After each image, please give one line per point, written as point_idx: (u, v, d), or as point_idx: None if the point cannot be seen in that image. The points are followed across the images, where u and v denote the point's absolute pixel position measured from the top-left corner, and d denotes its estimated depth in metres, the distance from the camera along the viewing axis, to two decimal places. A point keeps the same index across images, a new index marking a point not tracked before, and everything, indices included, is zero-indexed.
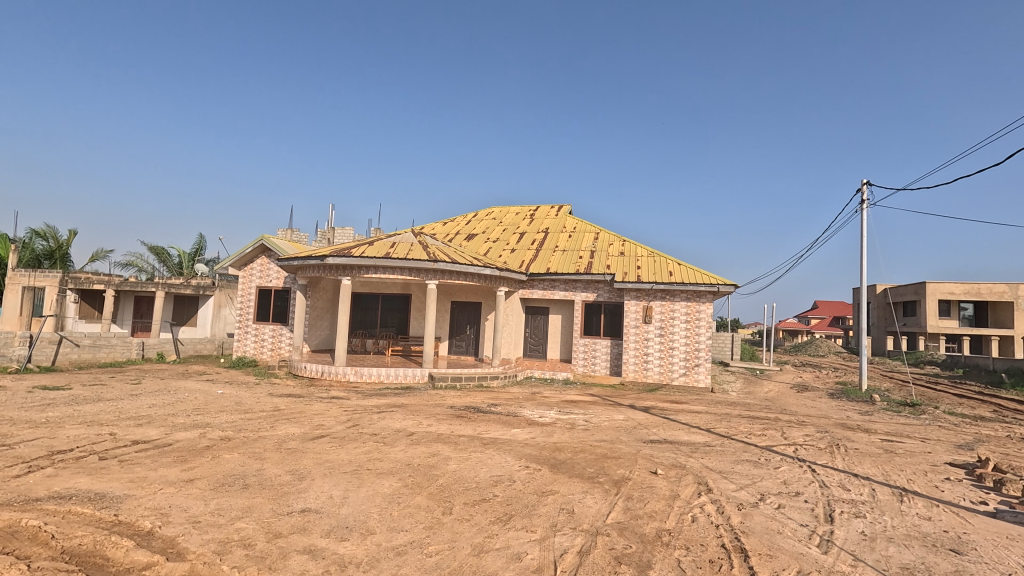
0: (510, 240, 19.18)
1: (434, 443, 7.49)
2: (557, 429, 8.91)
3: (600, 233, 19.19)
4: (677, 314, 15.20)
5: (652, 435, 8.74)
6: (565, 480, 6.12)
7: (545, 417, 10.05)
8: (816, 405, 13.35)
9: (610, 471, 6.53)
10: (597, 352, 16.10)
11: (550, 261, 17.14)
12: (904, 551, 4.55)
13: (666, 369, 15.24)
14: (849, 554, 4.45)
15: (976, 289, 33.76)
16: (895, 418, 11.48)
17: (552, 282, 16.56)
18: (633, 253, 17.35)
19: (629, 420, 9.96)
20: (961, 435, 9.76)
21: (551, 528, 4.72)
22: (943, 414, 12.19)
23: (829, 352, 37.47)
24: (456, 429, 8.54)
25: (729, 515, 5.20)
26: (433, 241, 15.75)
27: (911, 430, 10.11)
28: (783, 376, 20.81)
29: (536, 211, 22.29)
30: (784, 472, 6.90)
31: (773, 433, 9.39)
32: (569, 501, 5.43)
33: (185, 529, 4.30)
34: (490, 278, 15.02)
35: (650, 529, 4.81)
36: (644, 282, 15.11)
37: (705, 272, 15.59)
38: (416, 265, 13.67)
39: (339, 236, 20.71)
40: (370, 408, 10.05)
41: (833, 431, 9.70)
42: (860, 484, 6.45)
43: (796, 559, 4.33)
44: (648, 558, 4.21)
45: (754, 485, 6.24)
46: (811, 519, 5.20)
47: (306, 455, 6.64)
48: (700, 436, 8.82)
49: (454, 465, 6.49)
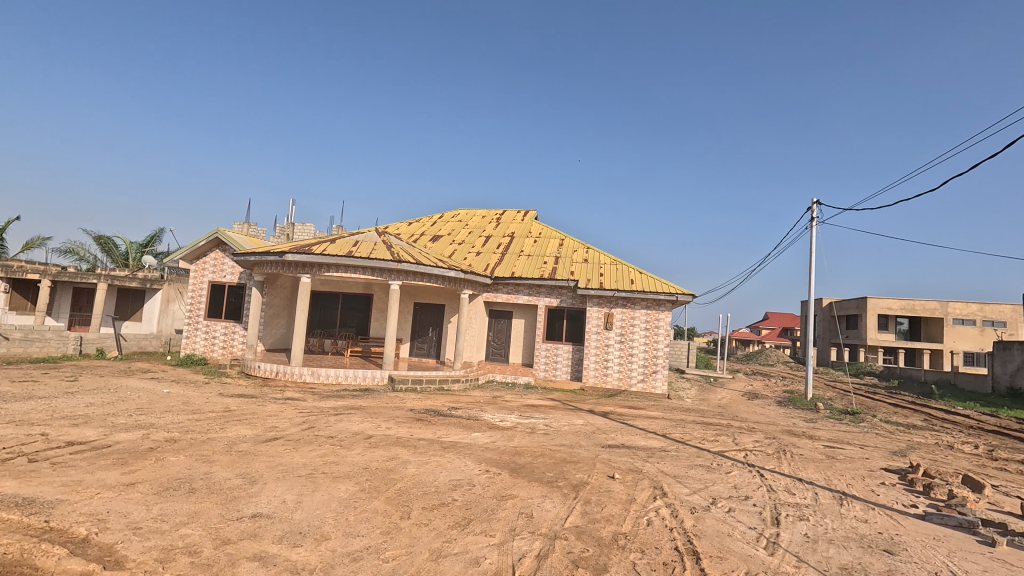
0: (475, 243, 19.16)
1: (393, 447, 7.38)
2: (517, 433, 8.93)
3: (565, 239, 19.42)
4: (637, 322, 15.55)
5: (611, 440, 8.89)
6: (525, 484, 6.15)
7: (506, 421, 10.06)
8: (765, 412, 13.91)
9: (568, 475, 6.60)
10: (559, 357, 16.30)
11: (516, 265, 17.22)
12: (843, 552, 4.79)
13: (625, 375, 15.54)
14: (793, 555, 4.66)
15: (911, 305, 36.06)
16: (837, 426, 12.06)
17: (516, 286, 16.61)
18: (597, 260, 17.62)
19: (588, 425, 10.13)
20: (895, 442, 10.40)
21: (509, 532, 4.73)
22: (880, 422, 12.96)
23: (780, 361, 39.23)
24: (416, 432, 8.46)
25: (682, 518, 5.36)
26: (398, 241, 15.54)
27: (851, 437, 10.71)
28: (736, 384, 21.66)
29: (502, 215, 22.38)
30: (735, 476, 7.17)
31: (725, 438, 9.73)
32: (527, 505, 5.46)
33: (124, 536, 4.06)
34: (455, 281, 14.92)
35: (607, 532, 4.89)
36: (607, 290, 15.35)
37: (664, 281, 16.00)
38: (379, 264, 13.42)
39: (299, 232, 20.15)
40: (326, 410, 9.80)
41: (780, 438, 10.15)
42: (804, 489, 6.77)
43: (744, 560, 4.49)
44: (604, 561, 4.28)
45: (707, 489, 6.45)
46: (759, 523, 5.41)
47: (258, 457, 6.40)
48: (657, 441, 9.07)
49: (413, 468, 6.41)
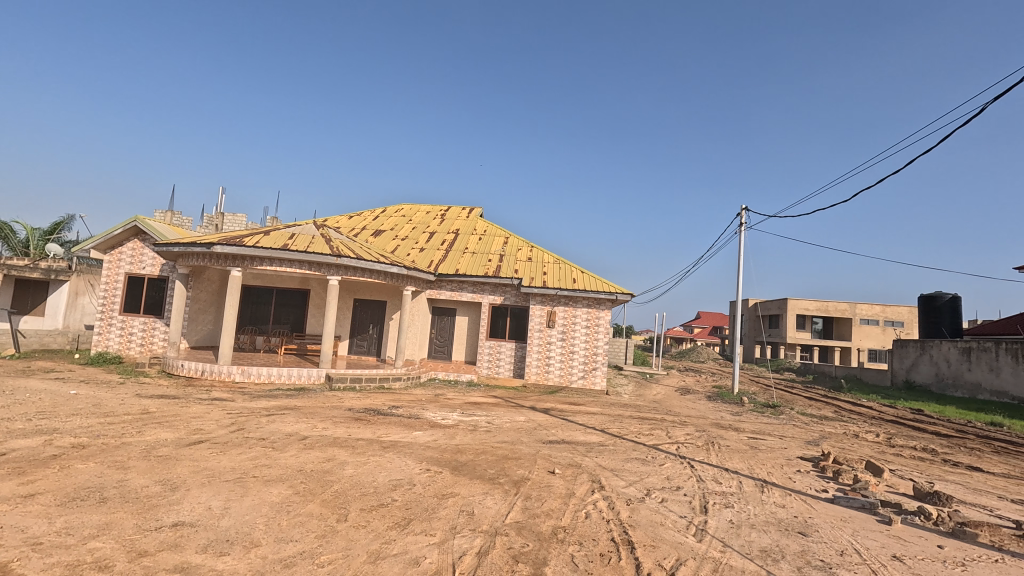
0: (419, 239, 18.86)
1: (330, 448, 7.12)
2: (459, 431, 8.88)
3: (510, 237, 19.52)
4: (579, 320, 15.91)
5: (551, 436, 9.04)
6: (466, 482, 6.14)
7: (448, 419, 9.99)
8: (696, 406, 14.66)
9: (510, 472, 6.65)
10: (502, 354, 16.36)
11: (460, 262, 17.11)
12: (763, 536, 5.14)
13: (565, 372, 15.85)
14: (719, 540, 4.94)
15: (825, 307, 39.19)
16: (760, 419, 12.91)
17: (460, 284, 16.52)
18: (540, 259, 17.84)
19: (530, 422, 10.25)
20: (810, 432, 11.27)
21: (450, 530, 4.70)
22: (797, 414, 14.01)
23: (710, 358, 41.44)
24: (354, 432, 8.22)
25: (619, 510, 5.54)
26: (337, 235, 15.01)
27: (772, 428, 11.49)
28: (670, 380, 22.65)
29: (447, 211, 22.16)
30: (668, 468, 7.51)
31: (659, 432, 10.17)
32: (469, 503, 5.45)
33: (21, 553, 3.67)
34: (397, 277, 14.62)
35: (547, 527, 4.97)
36: (549, 288, 15.58)
37: (604, 280, 16.45)
38: (316, 259, 12.90)
39: (229, 223, 19.01)
40: (258, 410, 9.31)
41: (709, 430, 10.74)
42: (730, 478, 7.20)
43: (675, 548, 4.71)
44: (543, 555, 4.35)
45: (642, 481, 6.72)
46: (689, 511, 5.69)
47: (180, 462, 5.98)
48: (596, 436, 9.33)
49: (351, 469, 6.23)
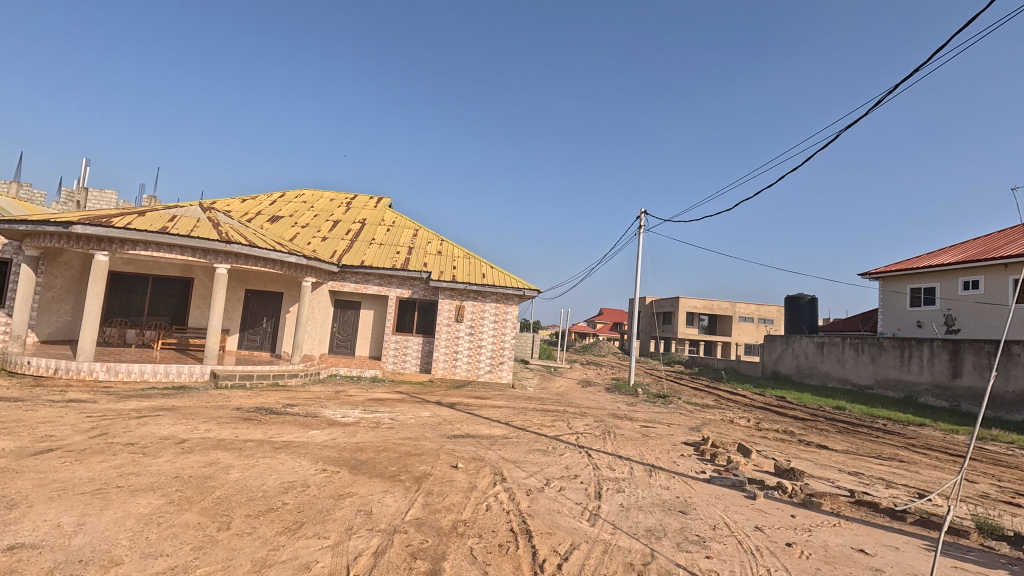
0: (322, 227, 17.87)
1: (213, 451, 6.53)
2: (360, 429, 8.56)
3: (419, 230, 19.14)
4: (487, 315, 16.04)
5: (456, 430, 9.03)
6: (365, 480, 5.94)
7: (349, 416, 9.60)
8: (595, 398, 15.45)
9: (412, 468, 6.55)
10: (408, 349, 16.03)
11: (366, 254, 16.46)
12: (649, 516, 5.55)
13: (473, 367, 15.91)
14: (610, 524, 5.25)
15: (710, 305, 43.05)
16: (652, 408, 13.90)
17: (366, 276, 15.93)
18: (450, 253, 17.70)
19: (435, 417, 10.17)
20: (693, 419, 12.35)
21: (345, 532, 4.52)
22: (683, 403, 15.29)
23: (611, 352, 43.82)
24: (242, 433, 7.61)
25: (518, 501, 5.68)
26: (227, 219, 13.76)
27: (661, 417, 12.42)
28: (573, 373, 23.62)
29: (353, 200, 21.21)
30: (567, 458, 7.84)
31: (561, 423, 10.57)
32: (367, 502, 5.28)
33: None
34: (296, 267, 13.73)
35: (447, 522, 4.97)
36: (459, 283, 15.52)
37: (513, 276, 16.73)
38: (202, 244, 11.73)
39: (94, 200, 16.67)
40: (126, 413, 8.28)
41: (606, 420, 11.36)
42: (622, 464, 7.68)
43: (570, 533, 4.93)
44: (443, 550, 4.34)
45: (542, 471, 6.95)
46: (585, 498, 5.99)
47: (22, 475, 5.15)
48: (499, 429, 9.49)
49: (237, 473, 5.76)
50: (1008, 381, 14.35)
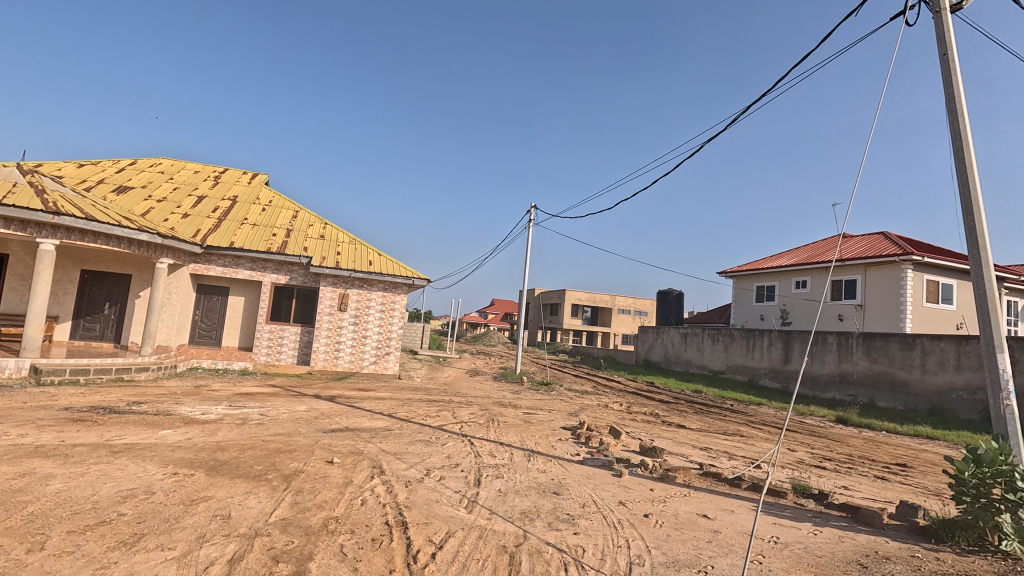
0: (182, 203, 15.88)
1: (28, 460, 5.51)
2: (223, 427, 7.79)
3: (300, 211, 17.82)
4: (373, 303, 15.45)
5: (334, 424, 8.60)
6: (225, 482, 5.42)
7: (210, 413, 8.68)
8: (482, 387, 15.68)
9: (281, 466, 6.11)
10: (284, 340, 14.92)
11: (236, 234, 14.94)
12: (524, 500, 5.77)
13: (356, 357, 15.27)
14: (486, 509, 5.37)
15: (594, 298, 45.74)
16: (536, 395, 14.45)
17: (235, 259, 14.49)
18: (334, 238, 16.73)
19: (312, 411, 9.59)
20: (572, 405, 13.06)
21: (197, 540, 4.10)
22: (564, 390, 16.13)
23: (500, 342, 44.74)
24: (70, 437, 6.52)
25: (396, 493, 5.58)
26: (57, 185, 11.64)
27: (543, 404, 12.96)
28: (461, 363, 23.73)
29: (222, 174, 19.12)
30: (449, 447, 7.86)
31: (446, 413, 10.56)
32: (225, 506, 4.83)
33: None
34: (148, 245, 12.05)
35: (317, 520, 4.71)
36: (343, 270, 14.75)
37: (401, 264, 16.29)
38: (20, 214, 9.80)
39: None
40: None
41: (491, 409, 11.58)
42: (503, 451, 7.89)
43: (446, 522, 4.95)
44: (309, 550, 4.11)
45: (423, 462, 6.89)
46: (464, 486, 6.06)
47: None
48: (382, 421, 9.22)
49: (58, 484, 4.92)
50: (823, 364, 17.02)
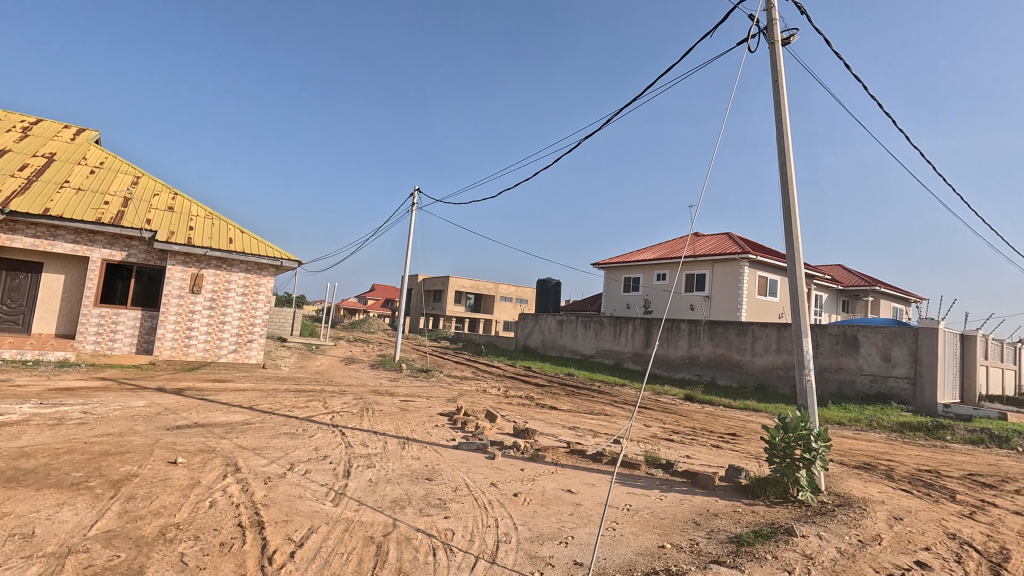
0: None
1: None
2: (29, 429, 6.49)
3: (141, 177, 15.40)
4: (233, 286, 13.95)
5: (180, 420, 7.64)
6: (27, 495, 4.53)
7: (12, 414, 7.18)
8: (357, 375, 15.06)
9: (107, 471, 5.27)
10: (119, 326, 12.86)
11: (52, 199, 12.47)
12: (396, 488, 5.66)
13: (212, 346, 13.71)
14: (354, 501, 5.17)
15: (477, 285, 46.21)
16: (414, 382, 14.24)
17: (51, 229, 12.11)
18: (185, 210, 14.74)
19: (153, 406, 8.40)
20: (451, 391, 13.10)
21: None
22: (444, 376, 16.11)
23: (381, 330, 43.29)
24: None
25: (252, 491, 5.12)
26: None
27: (422, 390, 12.83)
28: (336, 350, 22.55)
29: (34, 126, 15.79)
30: (318, 439, 7.42)
31: (315, 404, 9.95)
32: (26, 523, 4.03)
33: None
34: None
35: (151, 529, 4.15)
36: (196, 247, 13.09)
37: (268, 244, 14.90)
38: None
39: None
40: None
41: (366, 397, 11.16)
42: (376, 440, 7.64)
43: (309, 518, 4.66)
44: (139, 563, 3.60)
45: (286, 456, 6.41)
46: (331, 478, 5.76)
47: None
48: (240, 415, 8.40)
49: None
50: (674, 348, 19.16)
